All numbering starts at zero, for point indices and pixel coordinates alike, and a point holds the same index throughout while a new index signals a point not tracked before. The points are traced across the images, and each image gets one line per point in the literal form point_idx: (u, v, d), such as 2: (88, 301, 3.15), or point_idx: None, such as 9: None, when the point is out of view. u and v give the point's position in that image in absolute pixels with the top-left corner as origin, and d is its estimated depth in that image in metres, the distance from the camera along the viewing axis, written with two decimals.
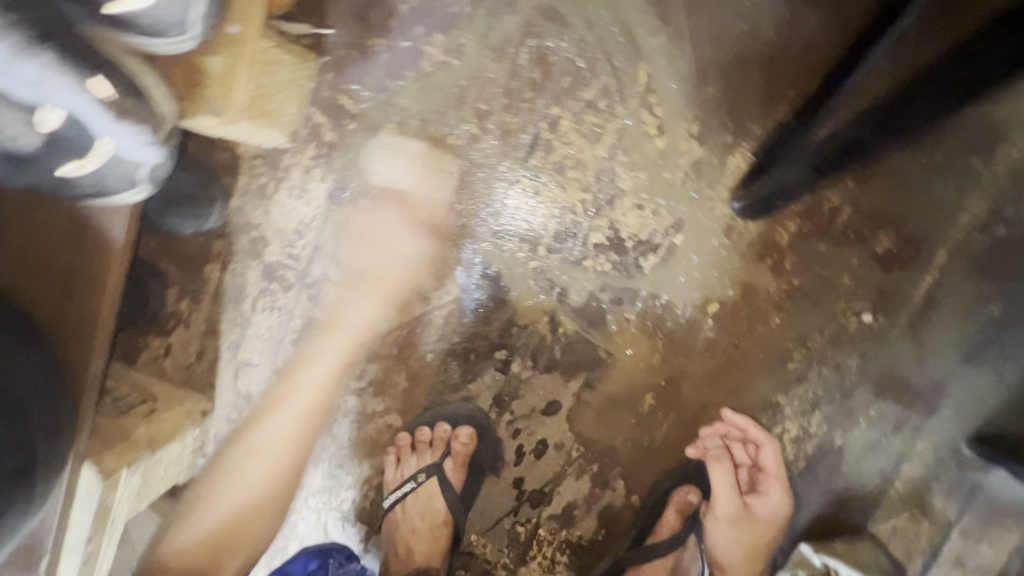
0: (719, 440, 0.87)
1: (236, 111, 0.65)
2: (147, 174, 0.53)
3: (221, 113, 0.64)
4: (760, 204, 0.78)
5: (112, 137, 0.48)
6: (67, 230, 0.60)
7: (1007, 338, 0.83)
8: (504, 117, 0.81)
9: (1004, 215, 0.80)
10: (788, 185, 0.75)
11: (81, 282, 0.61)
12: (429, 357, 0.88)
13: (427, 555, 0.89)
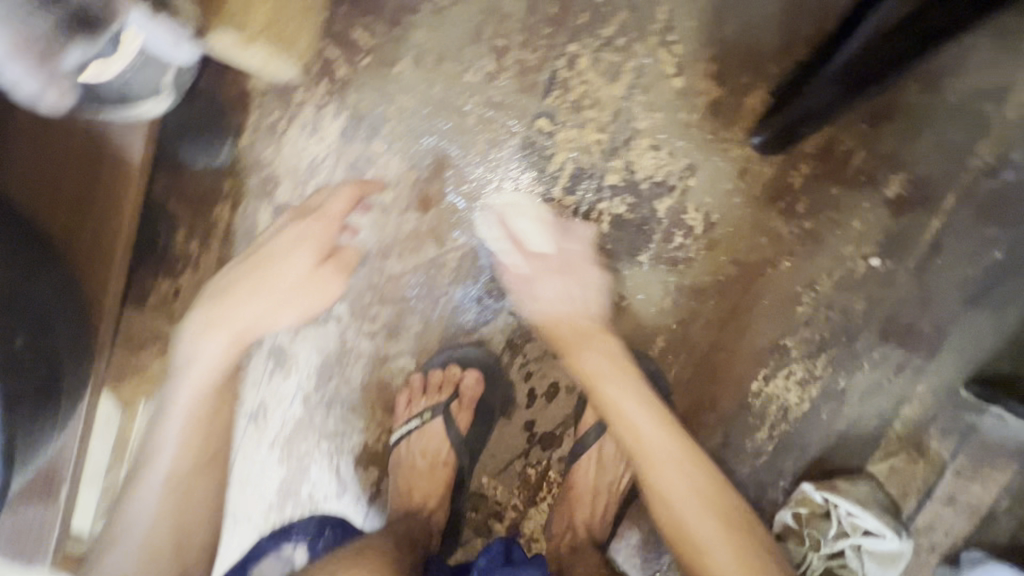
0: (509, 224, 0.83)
1: (252, 34, 0.69)
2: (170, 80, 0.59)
3: (240, 31, 0.68)
4: (781, 136, 0.78)
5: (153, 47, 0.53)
6: (82, 145, 0.58)
7: (1007, 281, 0.86)
8: (521, 53, 0.80)
9: (1011, 160, 0.82)
10: (815, 109, 0.73)
11: (99, 202, 0.60)
12: (442, 300, 0.88)
13: (425, 493, 0.91)
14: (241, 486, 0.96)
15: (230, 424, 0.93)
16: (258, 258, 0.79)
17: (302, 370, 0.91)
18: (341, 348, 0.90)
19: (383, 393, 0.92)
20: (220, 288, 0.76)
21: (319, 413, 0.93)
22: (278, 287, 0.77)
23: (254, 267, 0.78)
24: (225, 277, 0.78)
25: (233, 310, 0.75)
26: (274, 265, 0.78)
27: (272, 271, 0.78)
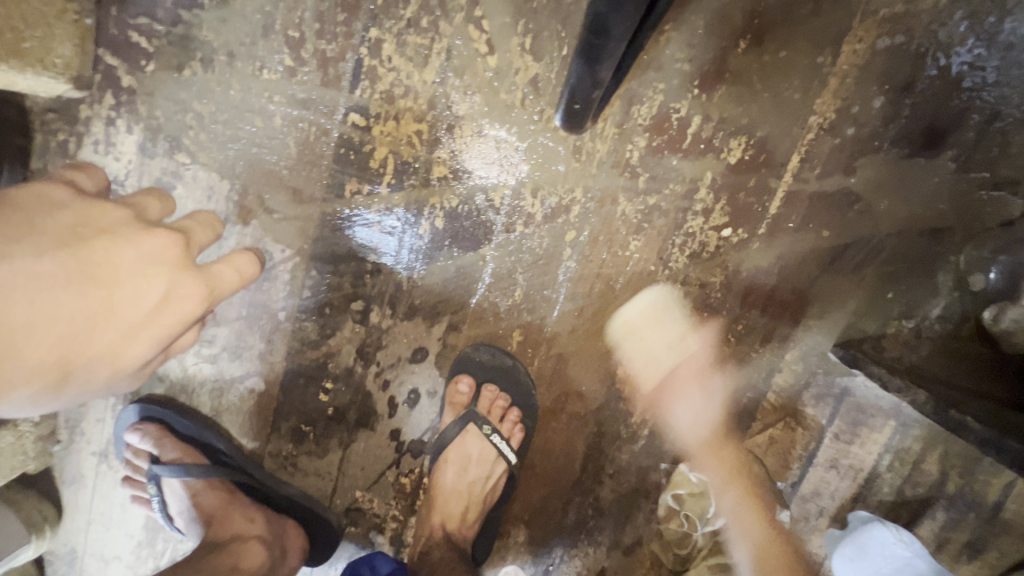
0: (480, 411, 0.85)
1: None
2: None
3: None
4: (574, 117, 0.73)
5: None
6: None
7: (862, 238, 0.83)
8: (319, 44, 0.73)
9: (853, 113, 0.78)
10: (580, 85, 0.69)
11: None
12: (281, 316, 0.83)
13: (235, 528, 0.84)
14: (104, 527, 0.91)
15: (80, 467, 0.88)
16: (96, 274, 0.49)
17: (125, 410, 0.85)
18: (183, 375, 0.85)
19: (237, 418, 0.88)
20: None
21: (147, 457, 0.86)
22: (94, 377, 0.50)
23: (61, 312, 0.47)
24: (25, 289, 0.45)
25: (30, 342, 0.45)
26: (105, 343, 0.50)
27: (106, 326, 0.49)
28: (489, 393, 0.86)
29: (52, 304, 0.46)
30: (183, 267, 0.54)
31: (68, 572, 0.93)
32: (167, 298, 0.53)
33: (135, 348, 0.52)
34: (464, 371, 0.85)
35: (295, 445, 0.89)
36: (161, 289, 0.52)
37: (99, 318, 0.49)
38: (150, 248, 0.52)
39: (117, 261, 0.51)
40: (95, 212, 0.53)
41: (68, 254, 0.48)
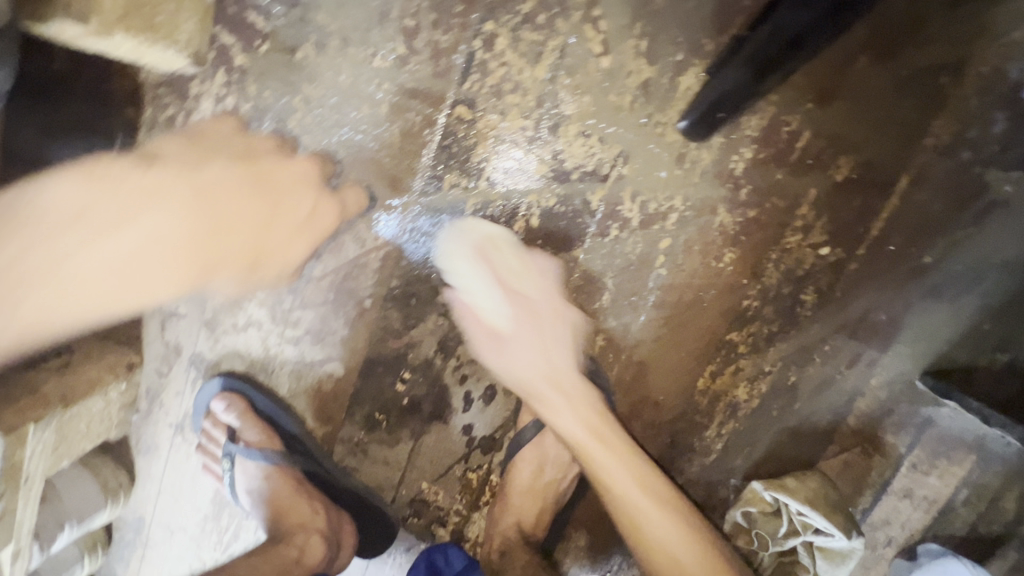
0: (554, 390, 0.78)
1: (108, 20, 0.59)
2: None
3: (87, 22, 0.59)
4: (702, 123, 0.73)
5: None
6: None
7: (965, 267, 0.81)
8: (433, 34, 0.73)
9: (969, 138, 0.76)
10: (730, 94, 0.70)
11: None
12: (367, 303, 0.83)
13: (300, 517, 0.86)
14: (174, 498, 0.93)
15: (156, 437, 0.90)
16: (235, 210, 0.73)
17: (208, 384, 0.85)
18: (264, 355, 0.86)
19: (312, 401, 0.88)
20: (202, 212, 0.71)
21: (221, 433, 0.86)
22: (274, 264, 0.79)
23: (236, 223, 0.74)
24: (232, 194, 0.73)
25: (257, 222, 0.75)
26: (278, 237, 0.77)
27: (251, 242, 0.76)
28: None
29: (195, 232, 0.71)
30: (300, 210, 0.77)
31: (135, 538, 0.94)
32: (300, 232, 0.77)
33: (294, 246, 0.78)
34: None
35: (367, 432, 0.89)
36: (280, 227, 0.76)
37: (255, 253, 0.77)
38: (292, 188, 0.76)
39: (278, 177, 0.75)
40: (253, 144, 0.75)
41: (224, 193, 0.72)
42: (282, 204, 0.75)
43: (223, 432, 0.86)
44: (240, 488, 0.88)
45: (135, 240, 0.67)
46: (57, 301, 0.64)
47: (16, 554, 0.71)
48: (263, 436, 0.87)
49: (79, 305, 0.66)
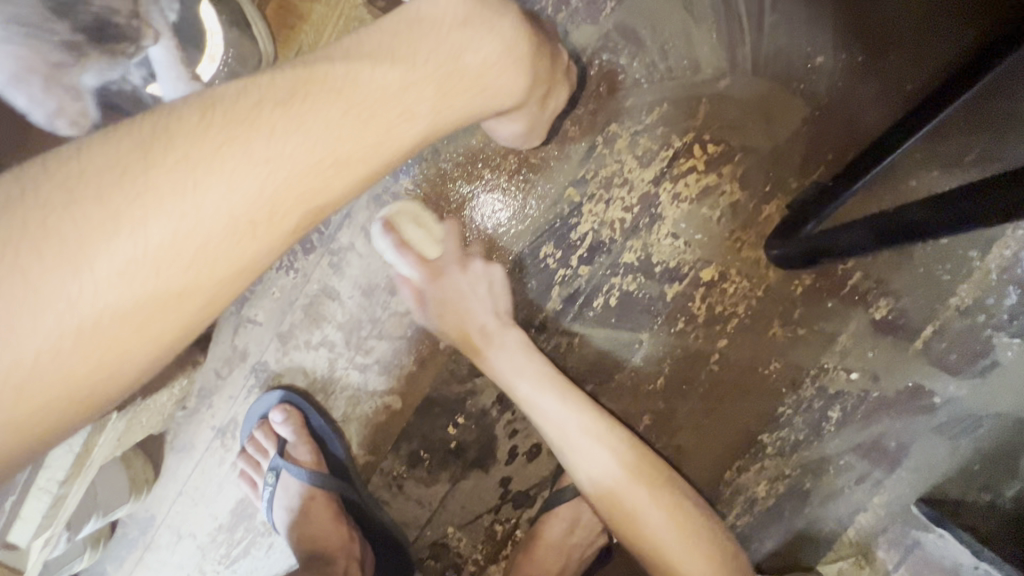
0: None
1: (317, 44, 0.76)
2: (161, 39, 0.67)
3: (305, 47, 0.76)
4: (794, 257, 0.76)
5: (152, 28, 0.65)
6: None
7: (966, 412, 0.92)
8: (563, 122, 0.82)
9: (985, 304, 0.89)
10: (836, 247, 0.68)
11: None
12: (440, 345, 0.87)
13: (332, 537, 0.87)
14: (192, 502, 0.90)
15: (194, 436, 0.89)
16: (414, 28, 0.50)
17: (267, 394, 0.87)
18: (328, 376, 0.87)
19: (362, 428, 0.89)
20: (373, 40, 0.49)
21: (272, 444, 0.87)
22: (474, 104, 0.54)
23: (425, 58, 0.49)
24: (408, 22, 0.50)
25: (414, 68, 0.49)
26: (476, 75, 0.53)
27: (441, 49, 0.50)
28: None
29: (380, 67, 0.47)
30: (500, 33, 0.54)
31: (137, 537, 0.91)
32: (508, 49, 0.55)
33: (499, 77, 0.55)
34: None
35: (408, 467, 0.90)
36: (474, 43, 0.52)
37: (444, 70, 0.50)
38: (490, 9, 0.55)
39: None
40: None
41: (391, 24, 0.50)
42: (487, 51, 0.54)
43: (274, 444, 0.86)
44: (277, 504, 0.88)
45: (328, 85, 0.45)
46: (251, 178, 0.41)
47: (47, 543, 0.67)
48: (316, 452, 0.89)
49: (261, 187, 0.42)
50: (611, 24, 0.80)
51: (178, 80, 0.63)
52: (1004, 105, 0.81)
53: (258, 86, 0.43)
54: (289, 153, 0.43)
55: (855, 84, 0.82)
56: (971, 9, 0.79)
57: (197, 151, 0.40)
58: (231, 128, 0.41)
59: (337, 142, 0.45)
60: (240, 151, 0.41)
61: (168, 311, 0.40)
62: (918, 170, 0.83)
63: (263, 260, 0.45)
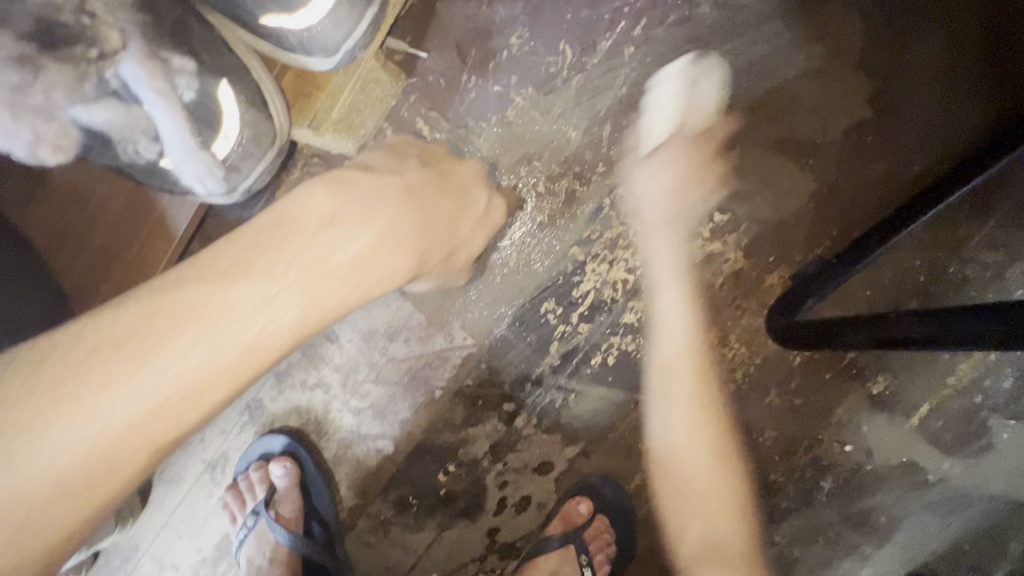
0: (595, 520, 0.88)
1: (325, 124, 0.74)
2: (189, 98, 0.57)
3: (315, 126, 0.74)
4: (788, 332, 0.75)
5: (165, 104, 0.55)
6: (124, 207, 0.66)
7: (959, 490, 0.92)
8: (572, 183, 0.82)
9: (983, 385, 0.89)
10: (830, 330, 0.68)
11: (117, 258, 0.67)
12: (436, 394, 0.87)
13: None
14: (177, 534, 0.90)
15: (184, 468, 0.89)
16: (281, 233, 0.55)
17: (273, 437, 0.87)
18: (322, 416, 0.88)
19: (352, 472, 0.89)
20: (240, 251, 0.54)
21: (262, 489, 0.86)
22: (348, 294, 0.58)
23: (293, 268, 0.54)
24: (282, 230, 0.56)
25: (280, 280, 0.53)
26: (347, 272, 0.57)
27: (306, 254, 0.55)
28: (600, 524, 0.88)
29: (240, 284, 0.52)
30: (371, 226, 0.59)
31: (119, 566, 0.90)
32: (382, 239, 0.59)
33: (375, 262, 0.59)
34: (585, 493, 0.89)
35: (395, 512, 0.90)
36: (340, 241, 0.57)
37: (306, 275, 0.54)
38: (369, 195, 0.61)
39: (360, 186, 0.61)
40: (353, 178, 0.62)
41: (256, 232, 0.55)
42: (360, 236, 0.58)
43: (264, 491, 0.86)
44: (244, 551, 0.87)
45: (183, 312, 0.50)
46: (103, 417, 0.46)
47: None
48: (296, 511, 0.88)
49: (117, 423, 0.47)
50: (627, 89, 0.81)
51: (183, 150, 0.58)
52: (1000, 191, 0.82)
53: (113, 321, 0.49)
54: (147, 383, 0.48)
55: (864, 162, 0.83)
56: (982, 97, 0.81)
57: (55, 399, 0.45)
58: (86, 369, 0.46)
59: (196, 365, 0.50)
60: (100, 391, 0.46)
61: (25, 544, 0.45)
62: (920, 251, 0.84)
63: (128, 483, 0.49)
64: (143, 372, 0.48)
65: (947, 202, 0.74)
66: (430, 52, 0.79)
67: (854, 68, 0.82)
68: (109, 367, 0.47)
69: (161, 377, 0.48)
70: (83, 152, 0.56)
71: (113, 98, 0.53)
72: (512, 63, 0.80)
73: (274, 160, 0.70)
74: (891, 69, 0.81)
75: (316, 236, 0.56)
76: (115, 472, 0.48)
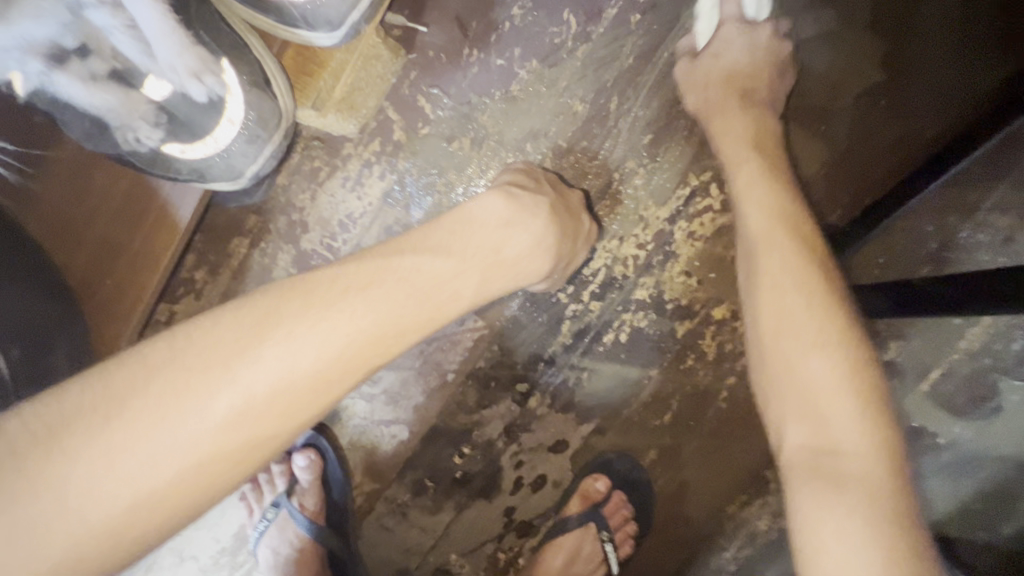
0: (611, 494, 0.89)
1: (328, 104, 0.71)
2: (198, 95, 0.56)
3: (320, 108, 0.70)
4: None
5: (165, 91, 0.54)
6: (123, 199, 0.65)
7: (970, 453, 0.93)
8: (580, 158, 0.80)
9: (992, 349, 0.89)
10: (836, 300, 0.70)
11: (122, 248, 0.66)
12: (449, 377, 0.87)
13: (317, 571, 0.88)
14: (194, 525, 0.90)
15: None
16: (466, 226, 0.58)
17: (298, 430, 0.88)
18: (335, 402, 0.87)
19: (367, 458, 0.89)
20: (434, 236, 0.56)
21: (284, 482, 0.88)
22: (503, 277, 0.60)
23: (473, 256, 0.56)
24: (466, 222, 0.58)
25: (467, 260, 0.56)
26: (509, 260, 0.60)
27: (485, 244, 0.58)
28: (618, 499, 0.89)
29: (439, 259, 0.54)
30: (532, 228, 0.62)
31: (139, 559, 0.90)
32: (536, 240, 0.63)
33: (531, 255, 0.62)
34: (602, 470, 0.89)
35: (412, 496, 0.90)
36: (515, 235, 0.60)
37: (485, 261, 0.57)
38: (530, 208, 0.64)
39: (522, 194, 0.65)
40: (513, 188, 0.66)
41: (448, 223, 0.58)
42: (519, 235, 0.61)
43: (286, 483, 0.88)
44: (264, 541, 0.87)
45: (399, 274, 0.51)
46: (317, 356, 0.45)
47: None
48: (317, 499, 0.88)
49: (330, 362, 0.46)
50: (634, 58, 0.78)
51: (177, 71, 0.54)
52: (1009, 154, 0.82)
53: (340, 274, 0.50)
54: (358, 331, 0.48)
55: (877, 129, 0.81)
56: (996, 58, 0.79)
57: (293, 329, 0.45)
58: (326, 306, 0.47)
59: (395, 324, 0.50)
60: (322, 328, 0.46)
61: (237, 468, 0.44)
62: (932, 216, 0.83)
63: (312, 419, 0.47)
64: (361, 319, 0.48)
65: (964, 161, 0.72)
66: (429, 27, 0.77)
67: (866, 30, 0.79)
68: (337, 312, 0.47)
69: (375, 330, 0.48)
70: (79, 140, 0.55)
71: (97, 60, 0.50)
72: (514, 34, 0.77)
73: (281, 144, 0.67)
74: (905, 28, 0.79)
75: (492, 228, 0.59)
76: (313, 412, 0.47)
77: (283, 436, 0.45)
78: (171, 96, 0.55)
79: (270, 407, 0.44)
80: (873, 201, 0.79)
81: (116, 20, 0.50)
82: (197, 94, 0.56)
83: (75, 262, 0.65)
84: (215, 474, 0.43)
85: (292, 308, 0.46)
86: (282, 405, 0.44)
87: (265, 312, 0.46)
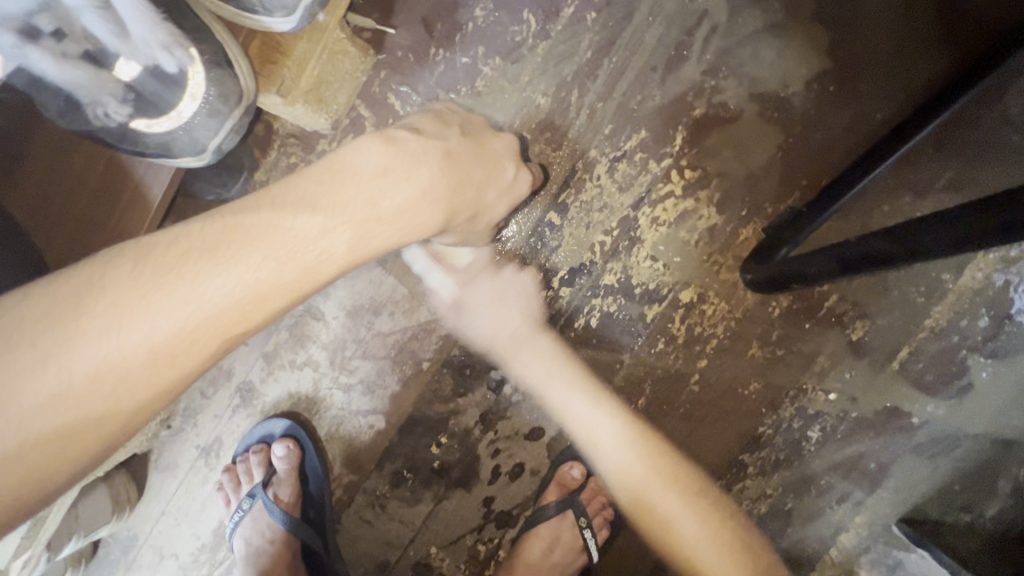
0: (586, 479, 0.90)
1: (296, 94, 0.73)
2: (166, 69, 0.59)
3: (286, 95, 0.72)
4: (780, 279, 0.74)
5: (136, 68, 0.57)
6: (100, 182, 0.70)
7: (945, 432, 0.93)
8: (544, 148, 0.84)
9: (959, 326, 0.91)
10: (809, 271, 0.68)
11: (98, 228, 0.70)
12: (424, 365, 0.88)
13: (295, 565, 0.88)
14: (174, 522, 0.90)
15: (178, 454, 0.90)
16: (337, 177, 0.53)
17: (276, 420, 0.88)
18: (313, 393, 0.89)
19: (345, 449, 0.90)
20: (298, 189, 0.52)
21: (261, 472, 0.87)
22: (386, 235, 0.55)
23: (343, 207, 0.52)
24: (339, 172, 0.53)
25: (337, 209, 0.51)
26: (393, 217, 0.55)
27: (361, 196, 0.53)
28: (593, 485, 0.91)
29: (301, 216, 0.50)
30: (418, 178, 0.56)
31: (119, 558, 0.90)
32: (425, 191, 0.56)
33: (427, 208, 0.57)
34: (578, 457, 0.90)
35: (390, 487, 0.91)
36: (397, 188, 0.54)
37: (359, 215, 0.52)
38: (416, 155, 0.57)
39: (412, 142, 0.58)
40: (406, 134, 0.59)
41: (317, 172, 0.53)
42: (404, 188, 0.55)
43: (262, 474, 0.87)
44: (238, 530, 0.87)
45: (248, 234, 0.48)
46: (148, 332, 0.43)
47: (25, 562, 0.68)
48: (290, 490, 0.89)
49: (166, 332, 0.44)
50: (591, 53, 0.83)
51: (150, 45, 0.57)
52: (957, 135, 0.85)
53: (180, 238, 0.46)
54: (197, 299, 0.45)
55: (828, 115, 0.85)
56: (935, 44, 0.83)
57: (122, 300, 0.43)
58: (161, 274, 0.44)
59: (246, 290, 0.47)
60: (155, 299, 0.44)
61: (71, 448, 0.42)
62: (886, 196, 0.86)
63: (156, 400, 0.45)
64: (200, 286, 0.45)
65: (909, 143, 0.75)
66: (397, 28, 0.82)
67: (811, 21, 0.84)
68: (171, 279, 0.44)
69: (216, 296, 0.46)
70: (56, 119, 0.58)
71: (70, 42, 0.53)
72: (477, 33, 0.82)
73: (243, 118, 0.69)
74: (848, 19, 0.84)
75: (370, 178, 0.53)
76: (158, 386, 0.44)
77: (122, 411, 0.43)
78: (141, 72, 0.58)
79: (100, 381, 0.42)
80: (827, 182, 0.82)
81: (87, 1, 0.52)
82: (166, 69, 0.59)
83: (52, 243, 0.68)
84: (44, 457, 0.41)
85: (120, 278, 0.44)
86: (114, 379, 0.42)
87: (92, 283, 0.43)
